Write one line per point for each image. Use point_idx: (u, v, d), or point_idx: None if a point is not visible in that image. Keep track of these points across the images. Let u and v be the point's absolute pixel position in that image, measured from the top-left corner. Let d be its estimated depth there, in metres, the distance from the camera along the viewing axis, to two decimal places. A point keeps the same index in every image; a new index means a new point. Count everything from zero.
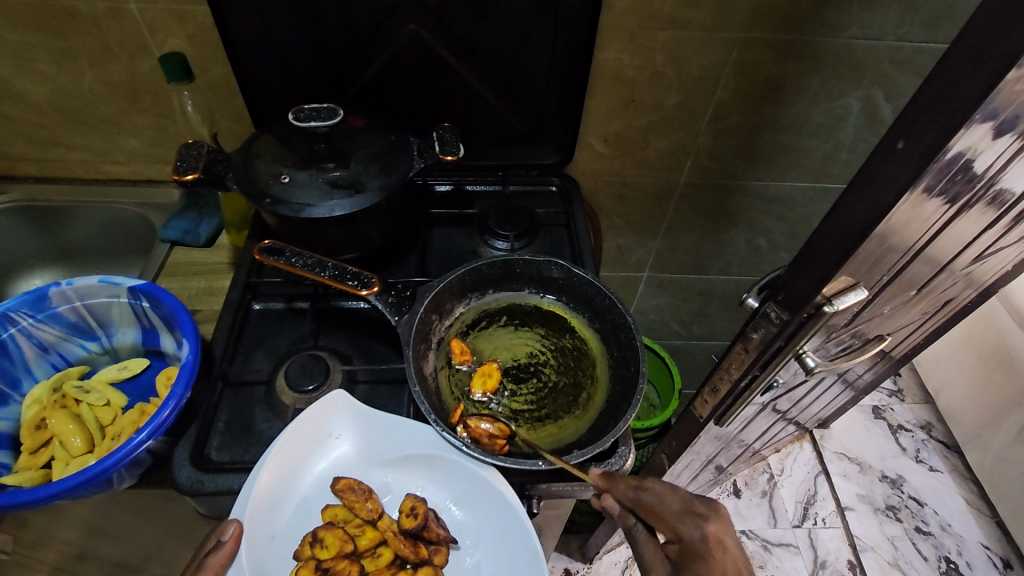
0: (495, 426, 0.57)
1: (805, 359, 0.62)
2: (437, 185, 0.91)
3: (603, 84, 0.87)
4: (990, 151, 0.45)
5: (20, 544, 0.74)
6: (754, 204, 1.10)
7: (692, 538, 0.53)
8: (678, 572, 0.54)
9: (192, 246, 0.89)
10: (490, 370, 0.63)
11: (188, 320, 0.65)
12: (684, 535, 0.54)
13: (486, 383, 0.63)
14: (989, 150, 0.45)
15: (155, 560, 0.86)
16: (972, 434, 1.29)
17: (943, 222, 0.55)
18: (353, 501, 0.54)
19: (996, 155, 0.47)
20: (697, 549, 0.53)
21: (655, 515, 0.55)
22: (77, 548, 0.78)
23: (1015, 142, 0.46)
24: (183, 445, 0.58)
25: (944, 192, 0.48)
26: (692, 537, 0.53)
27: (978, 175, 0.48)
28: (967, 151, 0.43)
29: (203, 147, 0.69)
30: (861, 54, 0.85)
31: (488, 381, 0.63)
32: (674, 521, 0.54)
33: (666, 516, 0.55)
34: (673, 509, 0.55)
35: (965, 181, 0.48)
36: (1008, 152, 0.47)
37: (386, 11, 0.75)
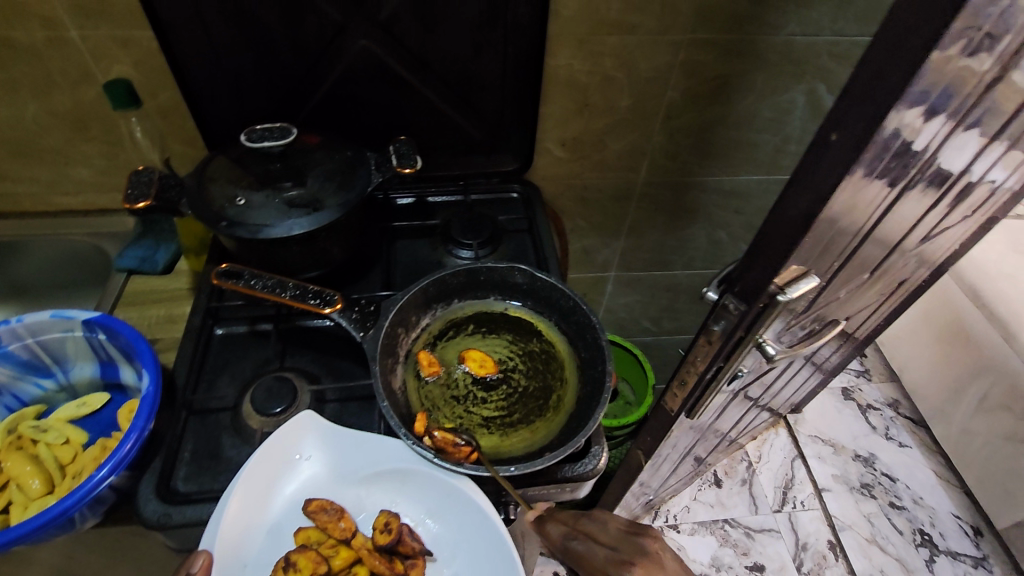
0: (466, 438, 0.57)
1: (765, 347, 0.65)
2: (399, 199, 0.91)
3: (556, 90, 0.88)
4: (925, 130, 0.48)
5: None
6: (711, 200, 1.13)
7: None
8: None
9: (150, 274, 0.87)
10: (482, 356, 0.66)
11: (148, 351, 0.63)
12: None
13: (483, 369, 0.66)
14: (921, 130, 0.47)
15: None
16: (935, 409, 1.36)
17: (888, 203, 0.58)
18: (326, 522, 0.53)
19: (930, 134, 0.49)
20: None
21: (585, 566, 0.57)
22: None
23: (946, 121, 0.48)
24: (148, 478, 0.57)
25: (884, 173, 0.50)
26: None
27: (914, 157, 0.51)
28: (897, 134, 0.45)
29: (154, 172, 0.67)
30: (801, 50, 0.88)
31: (486, 366, 0.66)
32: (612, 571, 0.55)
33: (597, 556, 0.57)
34: (605, 552, 0.57)
35: (902, 163, 0.50)
36: (942, 130, 0.49)
37: (335, 28, 0.75)
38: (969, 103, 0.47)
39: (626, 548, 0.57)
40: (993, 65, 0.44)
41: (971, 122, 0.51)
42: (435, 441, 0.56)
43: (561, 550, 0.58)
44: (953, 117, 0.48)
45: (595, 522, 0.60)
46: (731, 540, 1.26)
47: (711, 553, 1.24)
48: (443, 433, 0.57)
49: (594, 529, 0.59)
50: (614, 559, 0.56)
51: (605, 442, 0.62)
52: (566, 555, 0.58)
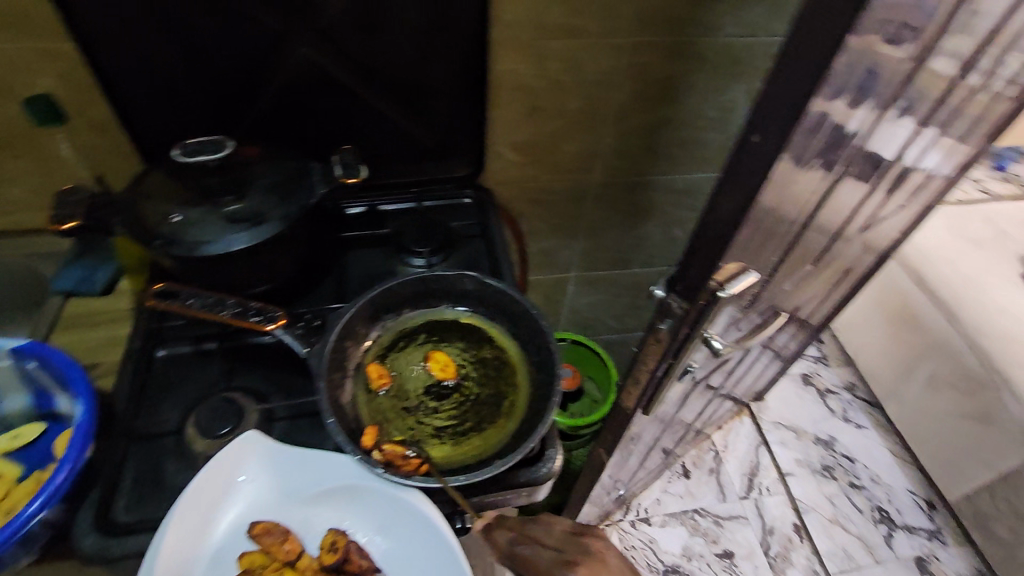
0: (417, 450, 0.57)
1: (711, 342, 0.66)
2: (349, 208, 0.89)
3: (504, 93, 0.88)
4: (853, 113, 0.51)
5: None
6: (664, 198, 1.14)
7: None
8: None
9: (89, 295, 0.83)
10: (446, 360, 0.67)
11: (81, 377, 0.61)
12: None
13: (445, 372, 0.66)
14: (844, 116, 0.51)
15: None
16: (890, 390, 1.43)
17: (828, 188, 0.61)
18: (271, 544, 0.52)
19: (859, 120, 0.53)
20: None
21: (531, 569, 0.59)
22: None
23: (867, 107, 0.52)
24: (87, 509, 0.55)
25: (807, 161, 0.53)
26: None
27: (845, 143, 0.55)
28: (817, 123, 0.47)
29: (84, 193, 0.66)
30: (740, 50, 0.90)
31: (446, 369, 0.66)
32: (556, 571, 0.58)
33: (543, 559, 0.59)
34: (549, 553, 0.60)
35: (831, 147, 0.54)
36: (870, 113, 0.53)
37: (272, 37, 0.73)
38: (892, 90, 0.51)
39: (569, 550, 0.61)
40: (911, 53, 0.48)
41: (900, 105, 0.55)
42: (383, 452, 0.56)
43: (507, 554, 0.60)
44: (875, 102, 0.52)
45: (539, 527, 0.64)
46: (701, 529, 1.30)
47: (682, 543, 1.28)
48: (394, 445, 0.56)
49: (539, 533, 0.62)
50: (558, 559, 0.60)
51: (559, 445, 0.62)
52: (512, 561, 0.60)
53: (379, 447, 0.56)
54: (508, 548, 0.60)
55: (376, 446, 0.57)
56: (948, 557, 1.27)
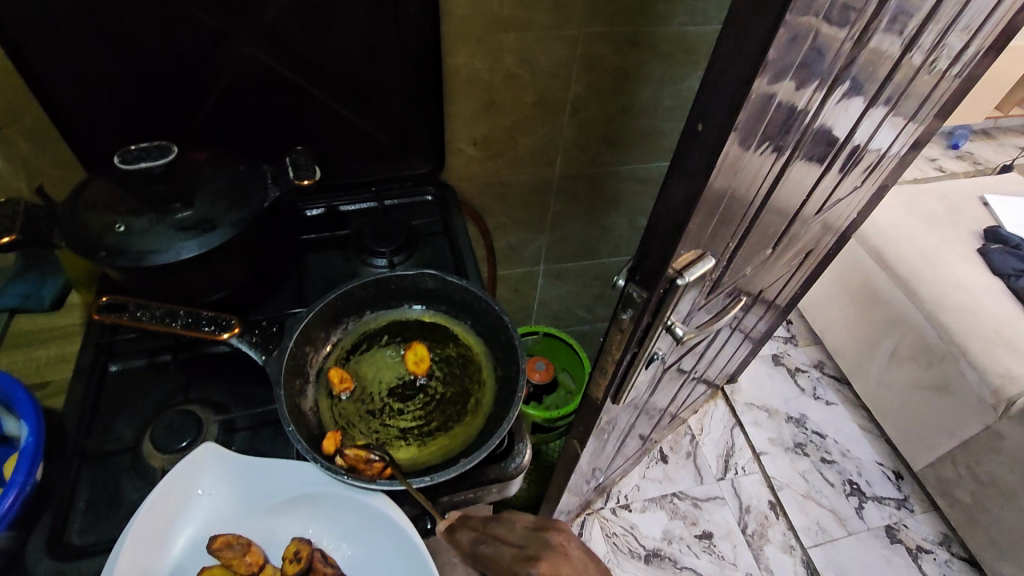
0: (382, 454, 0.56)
1: (674, 329, 0.67)
2: (309, 209, 0.87)
3: (460, 88, 0.87)
4: (800, 98, 0.51)
5: None
6: (628, 187, 1.15)
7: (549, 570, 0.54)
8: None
9: (36, 311, 0.80)
10: (423, 354, 0.66)
11: (27, 398, 0.58)
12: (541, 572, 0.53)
13: (421, 365, 0.66)
14: (791, 98, 0.50)
15: None
16: (854, 365, 1.47)
17: (778, 168, 0.61)
18: (232, 558, 0.51)
19: (806, 103, 0.53)
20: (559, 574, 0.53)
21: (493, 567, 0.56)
22: None
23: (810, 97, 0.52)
24: (38, 535, 0.53)
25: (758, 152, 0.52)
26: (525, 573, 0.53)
27: (791, 129, 0.55)
28: (763, 110, 0.47)
29: (18, 203, 0.62)
30: (693, 38, 0.91)
31: (421, 363, 0.66)
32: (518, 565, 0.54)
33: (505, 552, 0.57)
34: (512, 548, 0.57)
35: (776, 134, 0.54)
36: (815, 96, 0.53)
37: (215, 38, 0.71)
38: (834, 71, 0.52)
39: (534, 542, 0.57)
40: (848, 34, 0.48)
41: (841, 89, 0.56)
42: (347, 458, 0.55)
43: (471, 551, 0.58)
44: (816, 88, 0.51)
45: (503, 525, 0.61)
46: (680, 512, 1.32)
47: (662, 527, 1.29)
48: (355, 450, 0.55)
49: (502, 531, 0.60)
50: (519, 555, 0.55)
51: (527, 438, 0.62)
52: (476, 561, 0.58)
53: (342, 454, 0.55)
54: (472, 546, 0.58)
55: (339, 452, 0.56)
56: (915, 524, 1.32)
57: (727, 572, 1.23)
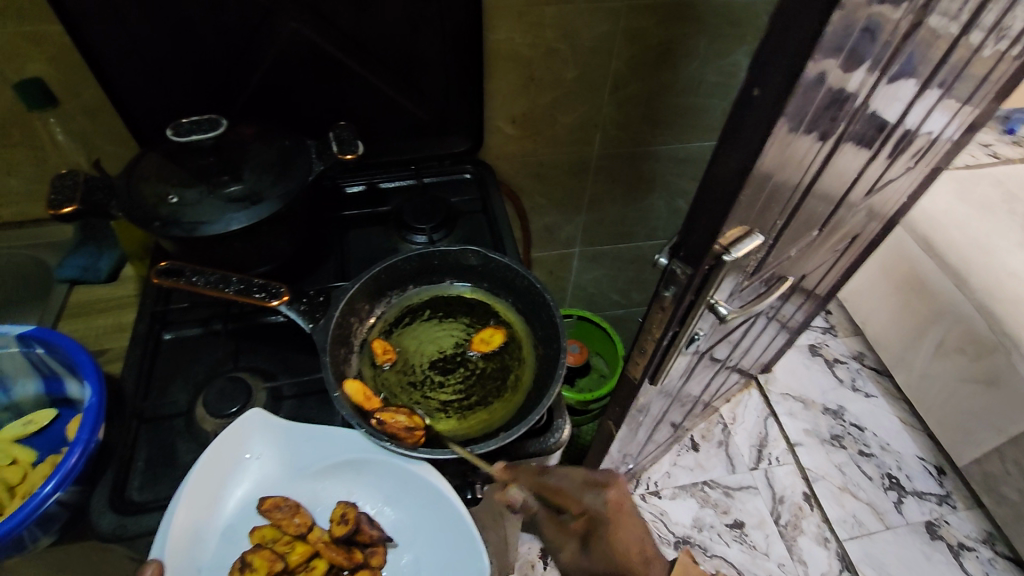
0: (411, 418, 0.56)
1: (718, 308, 0.65)
2: (349, 186, 0.89)
3: (500, 64, 0.87)
4: (857, 71, 0.49)
5: None
6: (667, 168, 1.12)
7: (592, 510, 0.63)
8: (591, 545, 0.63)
9: (94, 283, 0.84)
10: (494, 337, 0.67)
11: (88, 361, 0.61)
12: (588, 508, 0.63)
13: (487, 345, 0.66)
14: (845, 79, 0.48)
15: None
16: (897, 357, 1.43)
17: (825, 155, 0.59)
18: (281, 519, 0.53)
19: (860, 81, 0.51)
20: (600, 519, 0.62)
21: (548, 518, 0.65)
22: None
23: (863, 76, 0.50)
24: (101, 491, 0.56)
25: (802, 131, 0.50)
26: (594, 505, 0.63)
27: (847, 102, 0.52)
28: (823, 79, 0.45)
29: (79, 175, 0.64)
30: (741, 11, 0.88)
31: (489, 342, 0.67)
32: (576, 497, 0.62)
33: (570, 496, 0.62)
34: (572, 490, 0.62)
35: (829, 116, 0.52)
36: (874, 68, 0.51)
37: (261, 13, 0.72)
38: (891, 49, 0.50)
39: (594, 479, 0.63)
40: (904, 16, 0.46)
41: (894, 73, 0.54)
42: (381, 424, 0.55)
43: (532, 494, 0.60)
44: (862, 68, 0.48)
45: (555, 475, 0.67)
46: (711, 501, 1.30)
47: (692, 515, 1.28)
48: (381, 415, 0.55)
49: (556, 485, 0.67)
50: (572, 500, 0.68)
51: (566, 416, 0.62)
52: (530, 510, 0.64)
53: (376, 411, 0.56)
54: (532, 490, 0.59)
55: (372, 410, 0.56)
56: (957, 521, 1.28)
57: (759, 562, 1.21)
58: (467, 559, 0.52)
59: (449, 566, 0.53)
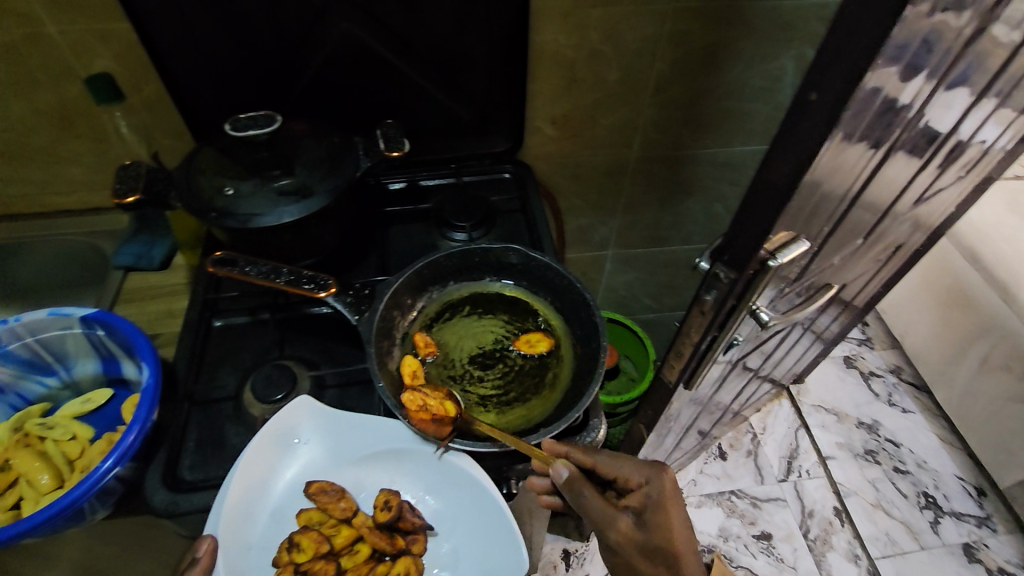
0: (441, 405, 0.57)
1: (759, 314, 0.65)
2: (391, 183, 0.91)
3: (544, 65, 0.87)
4: (916, 79, 0.48)
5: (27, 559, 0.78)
6: (706, 172, 1.12)
7: (647, 487, 0.60)
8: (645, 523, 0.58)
9: (148, 269, 0.87)
10: (541, 341, 0.67)
11: (146, 344, 0.64)
12: (646, 483, 0.61)
13: (533, 347, 0.67)
14: (901, 87, 0.47)
15: None
16: (937, 372, 1.38)
17: (874, 165, 0.59)
18: (327, 503, 0.56)
19: (917, 88, 0.50)
20: (655, 497, 0.60)
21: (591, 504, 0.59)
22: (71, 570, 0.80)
23: (922, 82, 0.49)
24: (154, 469, 0.58)
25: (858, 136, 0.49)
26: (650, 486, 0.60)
27: (903, 109, 0.52)
28: (882, 85, 0.45)
29: (142, 165, 0.67)
30: (789, 15, 0.87)
31: (535, 344, 0.67)
32: (632, 471, 0.61)
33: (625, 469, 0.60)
34: (627, 464, 0.60)
35: (883, 123, 0.51)
36: (934, 76, 0.50)
37: (315, 12, 0.74)
38: (951, 57, 0.49)
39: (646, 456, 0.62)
40: (970, 20, 0.45)
41: (954, 79, 0.53)
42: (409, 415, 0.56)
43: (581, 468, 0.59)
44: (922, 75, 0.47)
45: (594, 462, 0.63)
46: (738, 511, 1.28)
47: (718, 524, 1.27)
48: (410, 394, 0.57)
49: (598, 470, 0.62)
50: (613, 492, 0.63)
51: (602, 416, 0.63)
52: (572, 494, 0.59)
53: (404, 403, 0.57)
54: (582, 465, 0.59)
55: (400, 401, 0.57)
56: (997, 545, 1.23)
57: None
58: (502, 552, 0.54)
59: (485, 558, 0.55)
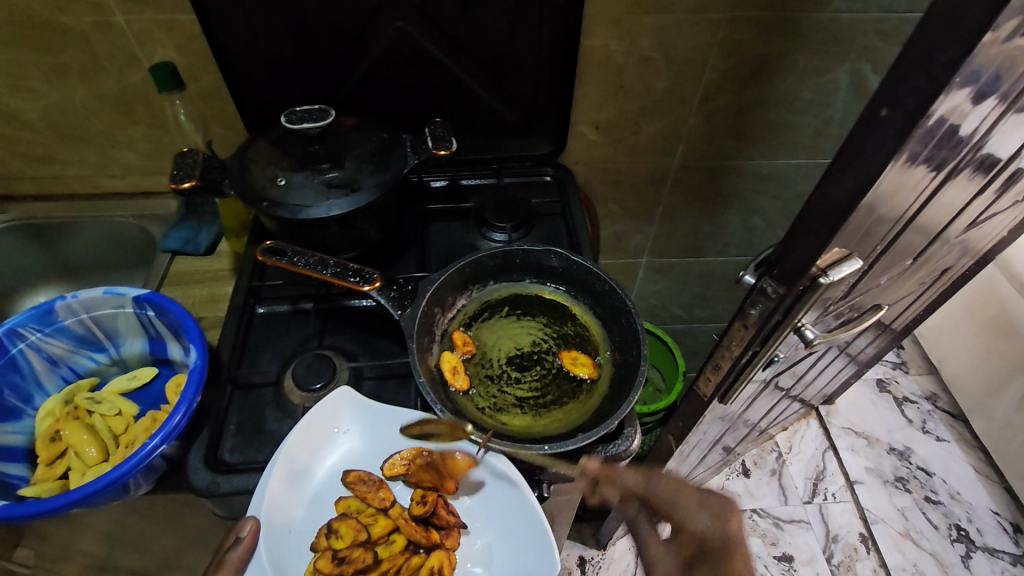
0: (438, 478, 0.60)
1: (804, 332, 0.63)
2: (432, 181, 0.91)
3: (593, 70, 0.87)
4: (988, 102, 0.46)
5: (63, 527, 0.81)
6: (748, 184, 1.10)
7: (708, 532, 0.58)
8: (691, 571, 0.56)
9: (193, 255, 0.90)
10: (586, 363, 0.68)
11: (194, 326, 0.66)
12: (706, 530, 0.58)
13: (578, 367, 0.67)
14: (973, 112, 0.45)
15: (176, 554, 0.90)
16: (976, 402, 1.33)
17: (932, 188, 0.55)
18: (365, 492, 0.59)
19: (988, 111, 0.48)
20: (718, 542, 0.57)
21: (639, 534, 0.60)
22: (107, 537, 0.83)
23: (997, 104, 0.48)
24: (197, 449, 0.60)
25: (930, 158, 0.47)
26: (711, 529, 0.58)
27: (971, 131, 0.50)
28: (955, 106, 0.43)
29: (198, 154, 0.69)
30: (846, 28, 0.85)
31: (582, 366, 0.67)
32: (690, 516, 0.59)
33: (685, 512, 0.60)
34: (687, 505, 0.60)
35: (951, 145, 0.49)
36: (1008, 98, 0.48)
37: (371, 10, 0.75)
38: None
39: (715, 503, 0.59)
40: None
41: None
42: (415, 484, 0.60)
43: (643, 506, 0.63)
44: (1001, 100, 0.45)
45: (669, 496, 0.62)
46: (760, 530, 1.26)
47: None
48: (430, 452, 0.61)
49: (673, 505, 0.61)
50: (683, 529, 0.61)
51: (637, 425, 0.63)
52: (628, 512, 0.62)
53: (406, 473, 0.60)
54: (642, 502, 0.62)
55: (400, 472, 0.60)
56: None
57: None
58: (529, 547, 0.57)
59: (512, 553, 0.58)
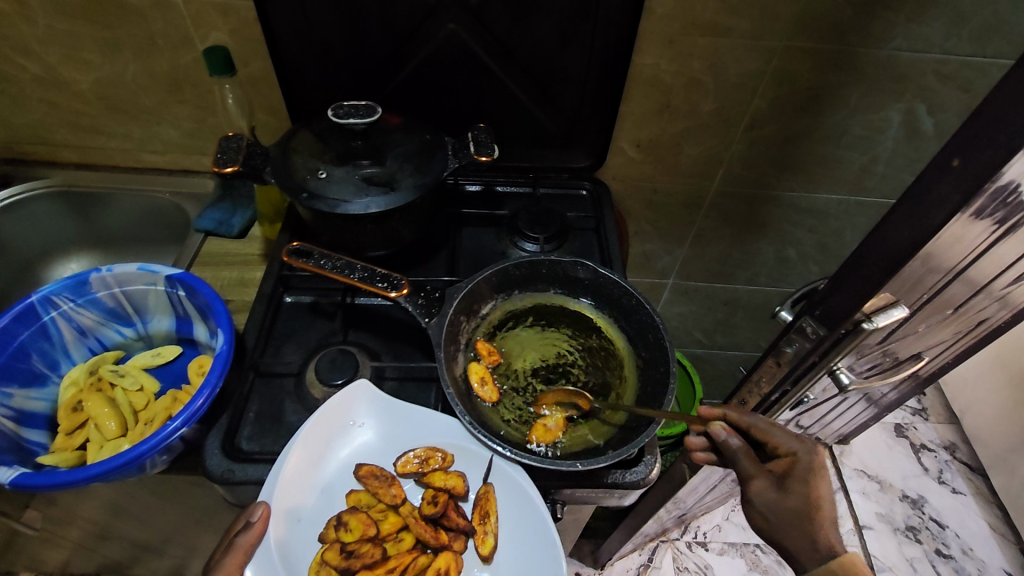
0: (450, 482, 0.59)
1: (839, 376, 0.61)
2: (468, 185, 0.91)
3: (640, 88, 0.86)
4: None
5: (70, 494, 0.81)
6: (786, 215, 1.08)
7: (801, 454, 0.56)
8: (785, 486, 0.54)
9: (225, 237, 0.90)
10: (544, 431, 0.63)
11: (224, 311, 0.66)
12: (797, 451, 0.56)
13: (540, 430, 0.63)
14: None
15: (179, 528, 0.91)
16: (998, 457, 1.29)
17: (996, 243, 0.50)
18: (377, 487, 0.59)
19: None
20: (808, 463, 0.55)
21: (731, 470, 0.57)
22: (112, 506, 0.83)
23: None
24: (215, 434, 0.60)
25: (1006, 219, 0.46)
26: (804, 452, 0.56)
27: None
28: None
29: (243, 139, 0.69)
30: (904, 66, 0.83)
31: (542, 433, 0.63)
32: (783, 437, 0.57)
33: (778, 434, 0.57)
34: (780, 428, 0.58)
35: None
36: None
37: (426, 11, 0.75)
38: None
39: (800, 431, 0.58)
40: None
41: None
42: (427, 481, 0.60)
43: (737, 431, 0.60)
44: None
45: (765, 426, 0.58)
46: (761, 566, 1.25)
47: None
48: (446, 453, 0.61)
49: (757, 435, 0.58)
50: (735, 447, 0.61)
51: (658, 453, 0.61)
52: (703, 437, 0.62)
53: (420, 468, 0.60)
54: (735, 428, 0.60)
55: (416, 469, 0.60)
56: None
57: None
58: (538, 560, 0.56)
59: (520, 563, 0.57)
